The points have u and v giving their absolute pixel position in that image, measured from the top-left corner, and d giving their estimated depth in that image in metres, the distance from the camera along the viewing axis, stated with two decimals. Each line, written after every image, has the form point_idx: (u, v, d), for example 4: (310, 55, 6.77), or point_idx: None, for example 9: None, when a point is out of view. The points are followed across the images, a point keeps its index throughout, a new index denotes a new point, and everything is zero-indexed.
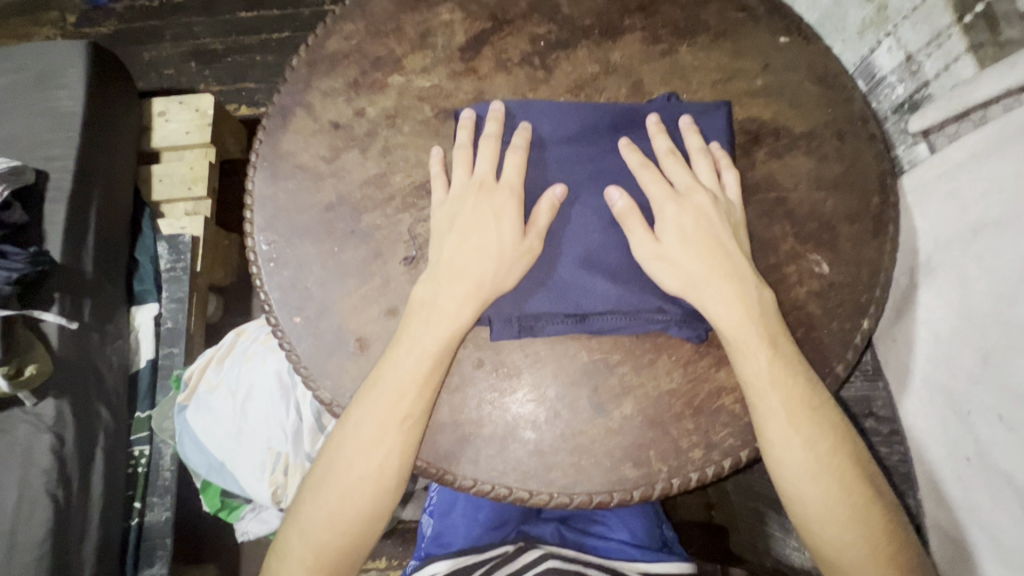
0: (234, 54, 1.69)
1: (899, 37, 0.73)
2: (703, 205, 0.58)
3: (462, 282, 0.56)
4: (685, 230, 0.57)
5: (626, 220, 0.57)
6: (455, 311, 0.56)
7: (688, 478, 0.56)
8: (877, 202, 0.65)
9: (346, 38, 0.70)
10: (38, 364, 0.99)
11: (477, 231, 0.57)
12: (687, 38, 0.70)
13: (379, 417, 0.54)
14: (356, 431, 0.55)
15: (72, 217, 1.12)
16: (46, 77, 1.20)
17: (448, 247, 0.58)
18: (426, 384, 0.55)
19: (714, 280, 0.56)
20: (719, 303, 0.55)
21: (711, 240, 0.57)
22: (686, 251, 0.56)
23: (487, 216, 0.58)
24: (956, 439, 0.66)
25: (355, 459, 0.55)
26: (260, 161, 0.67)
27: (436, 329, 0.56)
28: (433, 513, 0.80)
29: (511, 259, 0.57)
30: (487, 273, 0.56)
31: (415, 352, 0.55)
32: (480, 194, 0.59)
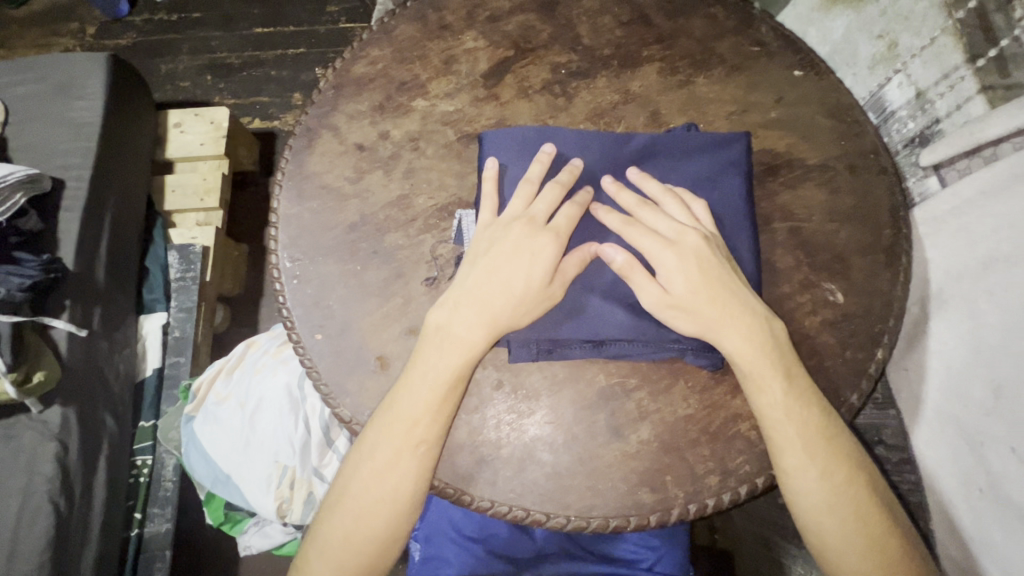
0: (250, 68, 1.72)
1: (909, 73, 0.75)
2: (698, 248, 0.57)
3: (475, 309, 0.56)
4: (689, 276, 0.56)
5: (629, 275, 0.57)
6: (467, 337, 0.56)
7: (705, 504, 0.57)
8: (889, 234, 0.66)
9: (372, 63, 0.72)
10: (46, 371, 0.99)
11: (494, 258, 0.58)
12: (704, 70, 0.72)
13: (393, 442, 0.55)
14: (372, 455, 0.56)
15: (87, 226, 1.13)
16: (65, 87, 1.22)
17: (474, 272, 0.58)
18: (442, 411, 0.56)
19: (730, 312, 0.56)
20: (736, 335, 0.56)
21: (711, 281, 0.56)
22: (697, 294, 0.56)
23: (505, 242, 0.58)
24: (968, 470, 0.66)
25: (371, 483, 0.55)
26: (286, 179, 0.68)
27: (449, 359, 0.56)
28: (418, 537, 0.77)
29: (534, 298, 0.56)
30: (505, 310, 0.56)
31: (428, 378, 0.56)
32: (510, 223, 0.59)
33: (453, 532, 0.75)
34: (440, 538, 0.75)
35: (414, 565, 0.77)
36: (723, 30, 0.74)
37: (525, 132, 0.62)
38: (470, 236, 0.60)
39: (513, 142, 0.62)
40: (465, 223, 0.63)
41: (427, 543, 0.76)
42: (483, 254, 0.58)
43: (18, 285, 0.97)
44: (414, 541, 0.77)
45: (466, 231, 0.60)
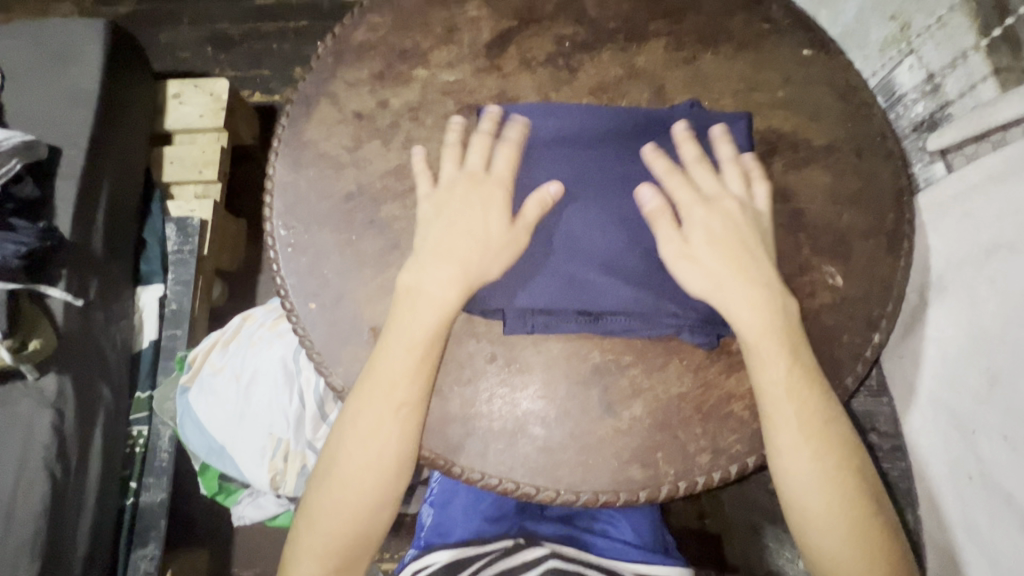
0: (251, 40, 1.69)
1: (921, 56, 0.73)
2: (730, 210, 0.59)
3: (450, 268, 0.56)
4: (708, 239, 0.57)
5: (657, 220, 0.58)
6: (443, 298, 0.56)
7: (695, 482, 0.57)
8: (892, 219, 0.65)
9: (373, 30, 0.71)
10: (42, 338, 0.99)
11: (465, 220, 0.58)
12: (711, 47, 0.71)
13: (376, 407, 0.55)
14: (356, 422, 0.55)
15: (83, 194, 1.12)
16: (62, 53, 1.20)
17: (446, 233, 0.58)
18: (423, 375, 0.56)
19: (737, 285, 0.56)
20: (743, 311, 0.56)
21: (737, 247, 0.58)
22: (713, 253, 0.57)
23: (475, 203, 0.58)
24: (958, 457, 0.67)
25: (360, 450, 0.55)
26: (282, 147, 0.67)
27: (421, 317, 0.56)
28: (433, 503, 0.80)
29: (496, 250, 0.57)
30: (475, 265, 0.56)
31: (404, 340, 0.56)
32: (472, 184, 0.59)
33: (469, 507, 0.78)
34: (456, 504, 0.78)
35: (423, 531, 0.78)
36: (733, 7, 0.73)
37: (530, 107, 0.62)
38: (438, 202, 0.60)
39: (518, 116, 0.61)
40: None
41: (440, 509, 0.79)
42: (454, 212, 0.59)
43: (13, 253, 0.96)
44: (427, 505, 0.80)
45: (436, 198, 0.60)
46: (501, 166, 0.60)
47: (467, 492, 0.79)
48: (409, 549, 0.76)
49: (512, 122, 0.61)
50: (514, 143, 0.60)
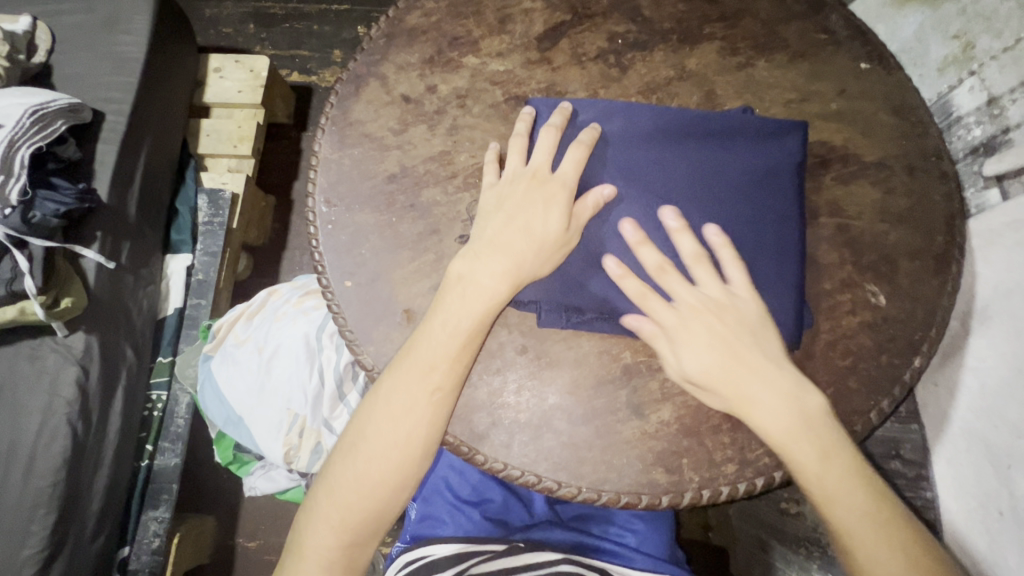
0: (292, 20, 1.71)
1: (983, 78, 0.71)
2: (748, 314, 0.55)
3: (502, 259, 0.56)
4: (711, 332, 0.55)
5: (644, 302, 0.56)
6: (492, 288, 0.56)
7: (719, 491, 0.56)
8: (941, 241, 0.64)
9: (426, 14, 0.71)
10: (74, 298, 1.01)
11: (523, 211, 0.58)
12: (766, 54, 0.70)
13: (411, 389, 0.55)
14: (387, 401, 0.56)
15: (122, 160, 1.14)
16: (112, 21, 1.22)
17: (495, 223, 0.58)
18: (454, 362, 0.56)
19: (753, 384, 0.54)
20: (763, 412, 0.54)
21: (735, 352, 0.55)
22: (710, 349, 0.55)
23: (537, 201, 0.58)
24: (989, 491, 0.65)
25: (382, 429, 0.56)
26: (329, 125, 0.68)
27: (470, 307, 0.56)
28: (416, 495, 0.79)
29: (552, 245, 0.57)
30: (528, 253, 0.56)
31: (449, 326, 0.56)
32: (533, 182, 0.59)
33: (452, 496, 0.77)
34: (440, 498, 0.77)
35: (409, 523, 0.77)
36: (791, 15, 0.71)
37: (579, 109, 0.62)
38: (500, 194, 0.60)
39: (572, 121, 0.62)
40: None
41: (425, 501, 0.77)
42: (515, 203, 0.58)
43: (54, 211, 1.00)
44: (412, 498, 0.78)
45: (499, 189, 0.60)
46: (567, 168, 0.59)
47: (449, 481, 0.78)
48: (398, 542, 0.77)
49: (563, 126, 0.61)
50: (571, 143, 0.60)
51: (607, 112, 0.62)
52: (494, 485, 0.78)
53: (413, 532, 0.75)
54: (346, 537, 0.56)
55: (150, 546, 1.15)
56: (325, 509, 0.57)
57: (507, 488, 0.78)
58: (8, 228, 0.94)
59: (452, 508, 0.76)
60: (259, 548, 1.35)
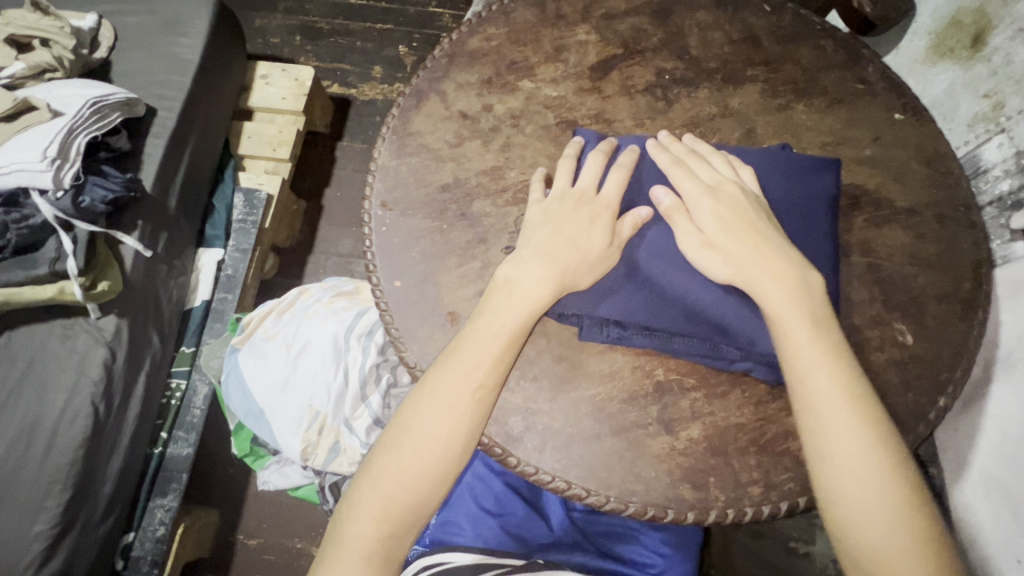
0: (339, 35, 1.79)
1: (1012, 135, 0.75)
2: (735, 197, 0.61)
3: (549, 266, 0.59)
4: (721, 217, 0.60)
5: (671, 217, 0.61)
6: (537, 292, 0.59)
7: (744, 511, 0.57)
8: (968, 287, 0.66)
9: (487, 39, 0.76)
10: (110, 282, 1.05)
11: (569, 226, 0.61)
12: (805, 99, 0.73)
13: (456, 385, 0.57)
14: (433, 396, 0.58)
15: (168, 153, 1.20)
16: (172, 24, 1.30)
17: (540, 236, 0.61)
18: (499, 362, 0.58)
19: (761, 269, 0.58)
20: (770, 291, 0.57)
21: (749, 228, 0.59)
22: (728, 238, 0.59)
23: (583, 219, 0.61)
24: (1008, 539, 0.66)
25: (426, 423, 0.58)
26: (388, 134, 0.72)
27: (517, 312, 0.58)
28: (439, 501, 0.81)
29: (596, 259, 0.60)
30: (573, 262, 0.60)
31: (494, 327, 0.58)
32: (579, 202, 0.62)
33: (476, 505, 0.78)
34: (463, 504, 0.78)
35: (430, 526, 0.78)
36: (830, 64, 0.76)
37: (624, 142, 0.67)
38: (547, 211, 0.63)
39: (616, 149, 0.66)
40: None
41: (447, 507, 0.79)
42: (560, 218, 0.62)
43: (104, 198, 1.05)
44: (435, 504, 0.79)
45: (545, 206, 0.63)
46: (609, 191, 0.62)
47: (472, 488, 0.80)
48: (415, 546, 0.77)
49: (608, 151, 0.65)
50: (613, 168, 0.64)
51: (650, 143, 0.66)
52: (518, 499, 0.80)
53: (432, 536, 0.76)
54: (386, 529, 0.58)
55: (154, 534, 1.15)
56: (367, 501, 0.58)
57: (529, 503, 0.80)
58: (57, 211, 0.99)
59: (474, 518, 0.77)
60: (260, 547, 1.35)
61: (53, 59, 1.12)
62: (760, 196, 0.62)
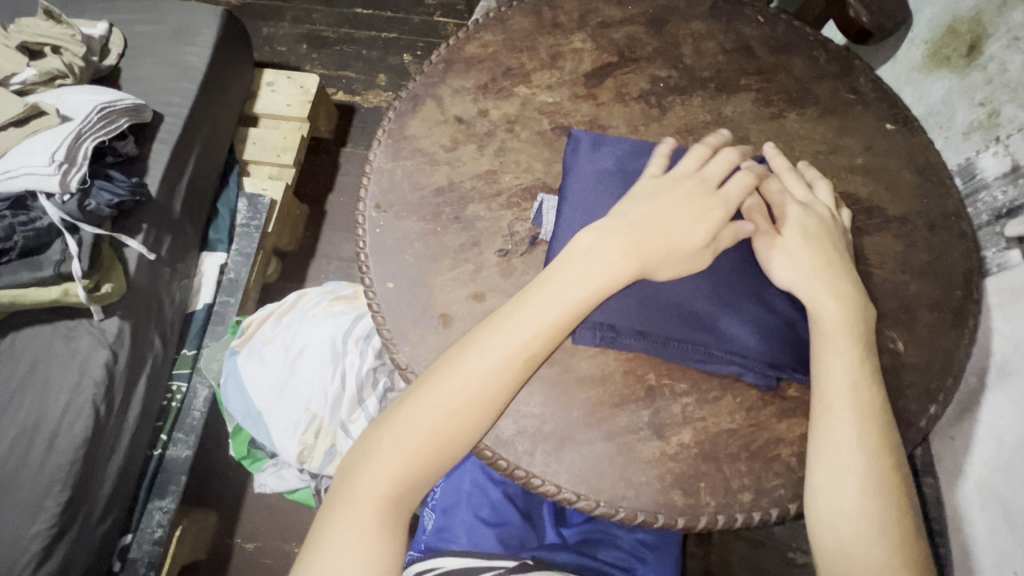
0: (344, 43, 1.82)
1: (1007, 144, 0.74)
2: (821, 218, 0.63)
3: (636, 259, 0.59)
4: (807, 231, 0.61)
5: (751, 216, 0.63)
6: (603, 285, 0.58)
7: (734, 518, 0.57)
8: (960, 295, 0.66)
9: (483, 46, 0.77)
10: (114, 284, 1.07)
11: (673, 217, 0.61)
12: (798, 107, 0.74)
13: (492, 376, 0.57)
14: (463, 383, 0.57)
15: (174, 158, 1.22)
16: (181, 32, 1.32)
17: (637, 219, 0.61)
18: (543, 345, 0.58)
19: (825, 278, 0.59)
20: (828, 298, 0.58)
21: (828, 246, 0.61)
22: (804, 246, 0.60)
23: (692, 209, 0.61)
24: (1004, 551, 0.65)
25: (456, 404, 0.57)
26: (384, 138, 0.73)
27: (580, 293, 0.58)
28: (435, 508, 0.82)
29: (688, 253, 0.60)
30: (662, 256, 0.60)
31: (542, 319, 0.57)
32: (687, 191, 0.62)
33: (472, 514, 0.78)
34: (459, 512, 0.79)
35: (425, 533, 0.80)
36: (823, 73, 0.76)
37: (614, 150, 0.67)
38: (654, 193, 0.63)
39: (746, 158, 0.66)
40: (546, 207, 0.67)
41: (442, 514, 0.80)
42: (665, 203, 0.62)
43: (108, 202, 1.05)
44: (431, 510, 0.81)
45: (658, 189, 0.63)
46: (728, 189, 0.62)
47: (469, 497, 0.80)
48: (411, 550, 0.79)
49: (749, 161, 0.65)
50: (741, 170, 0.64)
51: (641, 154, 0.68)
52: (514, 508, 0.79)
53: (427, 543, 0.78)
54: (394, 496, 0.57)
55: (152, 536, 1.15)
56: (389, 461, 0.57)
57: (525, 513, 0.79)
58: (64, 214, 1.01)
59: (469, 527, 0.77)
60: (258, 550, 1.35)
61: (63, 65, 1.14)
62: (844, 227, 0.64)
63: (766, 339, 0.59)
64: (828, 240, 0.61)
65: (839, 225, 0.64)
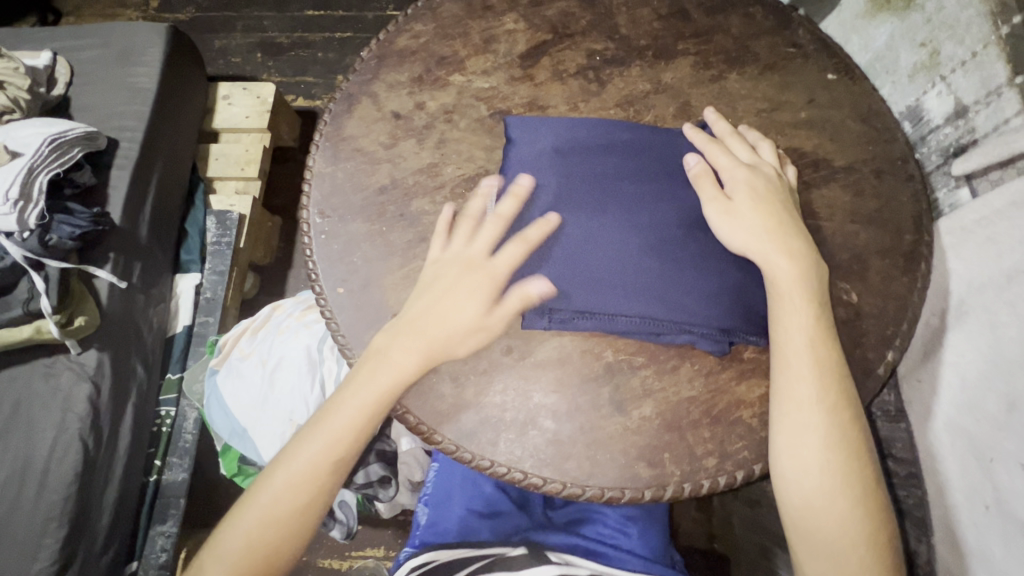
0: (298, 48, 1.79)
1: (949, 82, 0.74)
2: (768, 178, 0.62)
3: (418, 341, 0.60)
4: (756, 193, 0.60)
5: (698, 181, 0.62)
6: (403, 361, 0.59)
7: (700, 484, 0.58)
8: (909, 240, 0.66)
9: (415, 37, 0.75)
10: (87, 317, 1.05)
11: (451, 292, 0.61)
12: (737, 67, 0.73)
13: (311, 462, 0.60)
14: (287, 471, 0.60)
15: (134, 184, 1.20)
16: (127, 54, 1.30)
17: (421, 302, 0.61)
18: (345, 443, 0.60)
19: (775, 238, 0.59)
20: (780, 258, 0.58)
21: (777, 204, 0.61)
22: (753, 208, 0.60)
23: (464, 289, 0.60)
24: (975, 485, 0.66)
25: (278, 495, 0.60)
26: (323, 141, 0.72)
27: (365, 394, 0.59)
28: (427, 502, 0.81)
29: (467, 333, 0.60)
30: (446, 340, 0.60)
31: (355, 400, 0.60)
32: (465, 269, 0.61)
33: (465, 505, 0.78)
34: (450, 503, 0.79)
35: (418, 529, 0.80)
36: (761, 30, 0.75)
37: (553, 126, 0.65)
38: (437, 271, 0.62)
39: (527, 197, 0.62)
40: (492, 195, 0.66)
41: (435, 509, 0.80)
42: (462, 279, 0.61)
43: (69, 234, 1.04)
44: (421, 504, 0.80)
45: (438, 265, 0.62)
46: (501, 260, 0.60)
47: (462, 489, 0.80)
48: (405, 547, 0.79)
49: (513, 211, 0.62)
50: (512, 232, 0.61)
51: (573, 136, 0.64)
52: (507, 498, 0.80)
53: (421, 539, 0.77)
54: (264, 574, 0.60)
55: (156, 561, 1.15)
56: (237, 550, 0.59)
57: (518, 502, 0.80)
58: (25, 251, 0.98)
59: (463, 518, 0.77)
60: None
61: (8, 100, 1.11)
62: (791, 186, 0.64)
63: (718, 305, 0.59)
64: (777, 199, 0.61)
65: (785, 183, 0.63)
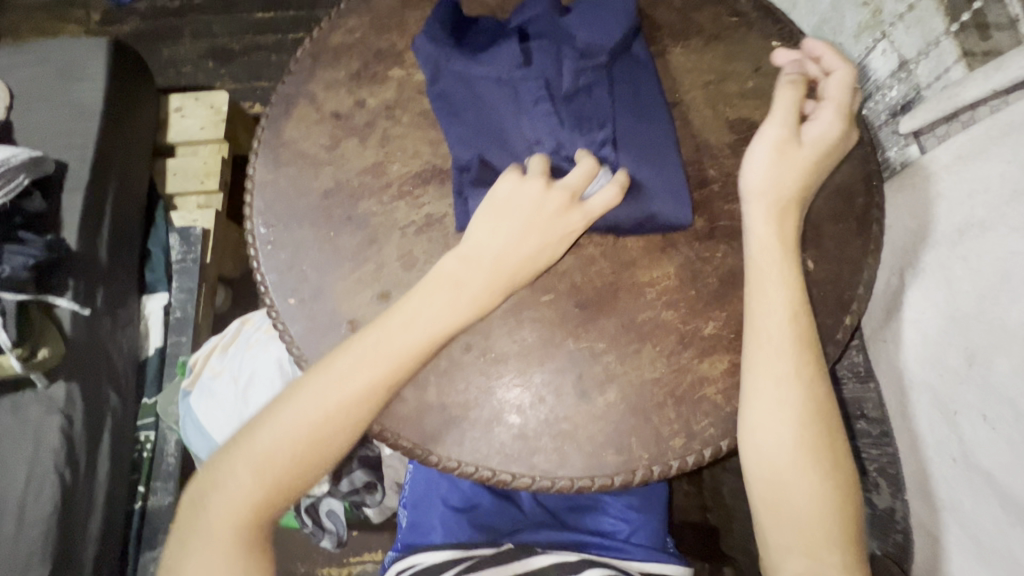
0: (250, 53, 1.73)
1: (893, 40, 0.74)
2: (804, 157, 0.59)
3: (463, 265, 0.59)
4: (775, 171, 0.59)
5: None
6: (452, 302, 0.58)
7: (669, 465, 0.58)
8: (862, 203, 0.66)
9: (350, 32, 0.73)
10: (50, 347, 1.00)
11: (507, 218, 0.59)
12: (681, 41, 0.72)
13: (341, 395, 0.56)
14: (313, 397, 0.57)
15: (88, 206, 1.15)
16: (66, 72, 1.24)
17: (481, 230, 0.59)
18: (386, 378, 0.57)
19: (776, 221, 0.59)
20: (759, 238, 0.58)
21: (793, 190, 0.59)
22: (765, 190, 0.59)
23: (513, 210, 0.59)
24: (942, 439, 0.66)
25: (296, 422, 0.56)
26: (262, 148, 0.69)
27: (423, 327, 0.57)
28: (406, 504, 0.80)
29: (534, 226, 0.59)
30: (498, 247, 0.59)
31: (410, 328, 0.57)
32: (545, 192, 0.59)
33: (444, 504, 0.77)
34: (427, 503, 0.78)
35: (400, 532, 0.78)
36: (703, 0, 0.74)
37: None
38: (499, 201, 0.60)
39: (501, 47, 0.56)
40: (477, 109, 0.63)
41: (414, 510, 0.78)
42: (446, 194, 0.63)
43: (23, 264, 0.99)
44: (400, 507, 0.79)
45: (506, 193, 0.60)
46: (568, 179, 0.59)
47: (439, 486, 0.78)
48: (391, 551, 0.77)
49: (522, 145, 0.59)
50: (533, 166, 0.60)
51: None
52: (487, 492, 0.78)
53: (404, 541, 0.77)
54: (246, 524, 0.57)
55: None
56: (236, 489, 0.56)
57: (499, 495, 0.78)
58: None
59: (443, 514, 0.76)
60: None
61: None
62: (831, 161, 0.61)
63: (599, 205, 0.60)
64: (797, 180, 0.59)
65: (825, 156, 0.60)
